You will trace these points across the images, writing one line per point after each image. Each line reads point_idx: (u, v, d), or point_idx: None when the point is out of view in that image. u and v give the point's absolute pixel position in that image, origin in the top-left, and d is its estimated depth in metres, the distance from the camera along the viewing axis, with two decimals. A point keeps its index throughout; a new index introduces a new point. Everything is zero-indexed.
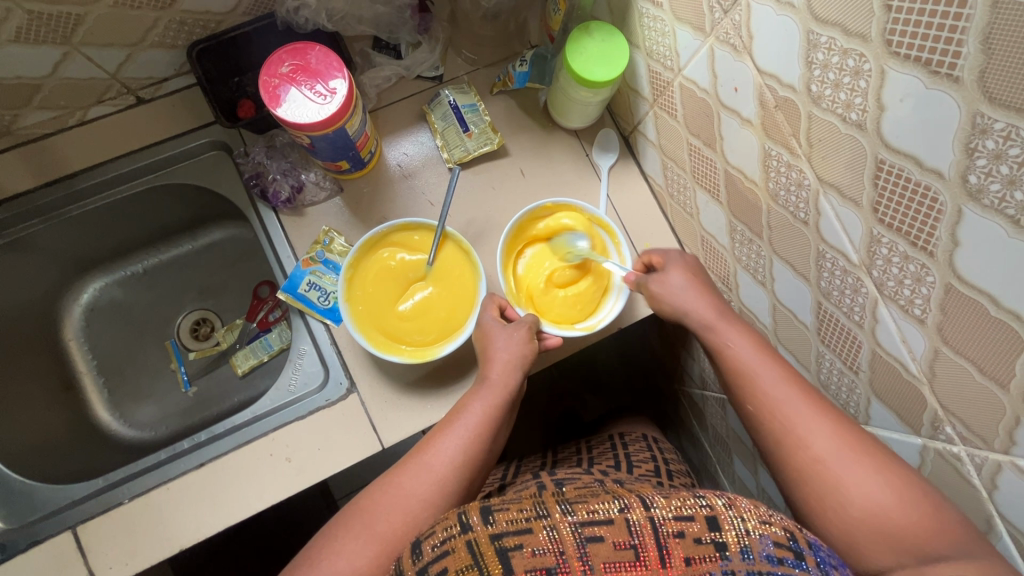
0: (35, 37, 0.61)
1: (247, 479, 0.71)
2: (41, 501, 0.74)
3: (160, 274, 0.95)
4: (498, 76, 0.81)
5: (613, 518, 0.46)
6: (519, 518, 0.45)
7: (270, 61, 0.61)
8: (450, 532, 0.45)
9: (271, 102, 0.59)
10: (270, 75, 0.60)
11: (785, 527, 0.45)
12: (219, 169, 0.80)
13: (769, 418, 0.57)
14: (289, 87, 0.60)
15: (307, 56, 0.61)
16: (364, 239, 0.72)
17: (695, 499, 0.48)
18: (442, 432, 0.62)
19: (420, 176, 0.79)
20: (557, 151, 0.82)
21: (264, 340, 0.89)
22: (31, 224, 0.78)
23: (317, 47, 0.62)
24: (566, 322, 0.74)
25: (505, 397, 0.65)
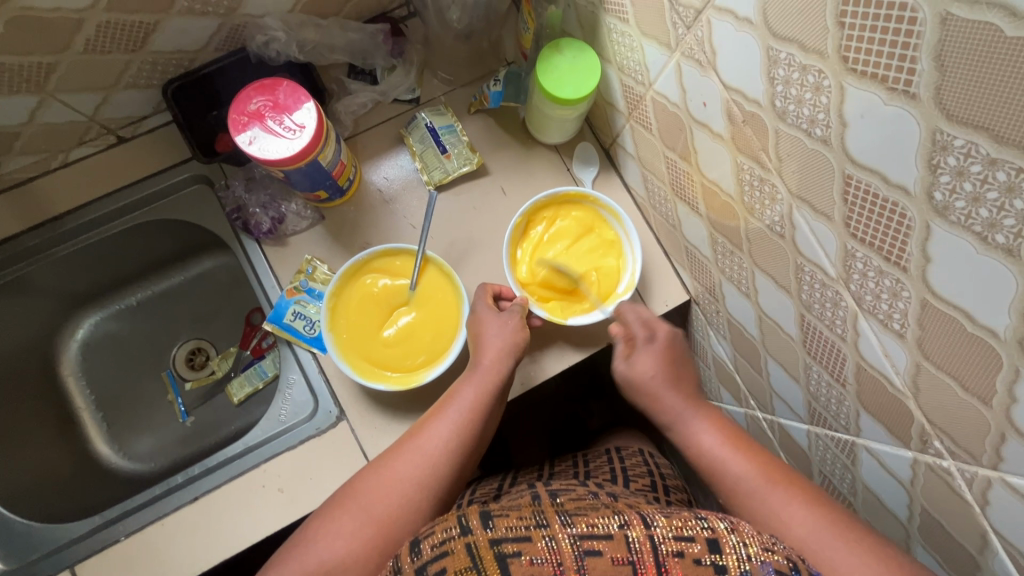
0: (10, 87, 0.62)
1: (242, 511, 0.71)
2: (42, 540, 0.74)
3: (154, 307, 0.96)
4: (474, 95, 0.81)
5: (613, 533, 0.46)
6: (519, 526, 0.47)
7: (239, 98, 0.61)
8: (449, 534, 0.46)
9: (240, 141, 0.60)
10: (238, 113, 0.60)
11: (788, 557, 0.46)
12: (202, 203, 0.80)
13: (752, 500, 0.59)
14: (257, 125, 0.60)
15: (275, 92, 0.61)
16: (345, 268, 0.72)
17: (697, 520, 0.48)
18: (436, 416, 0.64)
19: (402, 200, 0.79)
20: (538, 167, 0.82)
21: (258, 367, 0.90)
22: (22, 266, 0.79)
23: (286, 82, 0.62)
24: (609, 294, 0.75)
25: (498, 378, 0.66)
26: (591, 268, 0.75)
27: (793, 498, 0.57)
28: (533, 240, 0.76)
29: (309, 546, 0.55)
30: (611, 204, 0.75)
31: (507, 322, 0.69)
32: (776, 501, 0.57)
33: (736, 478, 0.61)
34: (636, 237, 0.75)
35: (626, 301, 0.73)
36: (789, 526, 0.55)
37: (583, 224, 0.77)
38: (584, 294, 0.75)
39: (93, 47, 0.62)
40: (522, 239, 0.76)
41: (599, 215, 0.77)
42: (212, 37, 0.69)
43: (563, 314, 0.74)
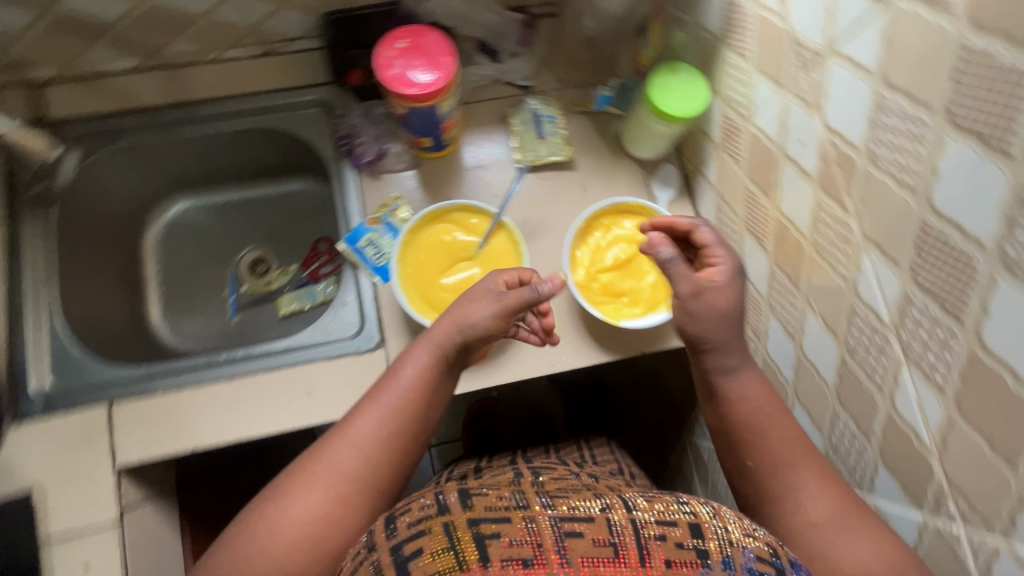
0: None
1: (270, 402, 0.76)
2: (91, 373, 0.78)
3: (239, 210, 1.05)
4: (581, 97, 0.88)
5: (594, 516, 0.48)
6: (498, 507, 0.48)
7: (389, 36, 0.67)
8: (426, 513, 0.48)
9: (382, 71, 0.66)
10: (386, 48, 0.67)
11: (768, 544, 0.49)
12: (315, 124, 0.87)
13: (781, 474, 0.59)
14: (400, 61, 0.66)
15: (422, 37, 0.67)
16: (427, 211, 0.77)
17: (679, 506, 0.51)
18: (368, 405, 0.63)
19: (491, 170, 0.85)
20: (620, 176, 0.87)
21: (310, 289, 0.97)
22: (148, 135, 0.86)
23: (433, 31, 0.68)
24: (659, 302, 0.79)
25: (439, 355, 0.65)
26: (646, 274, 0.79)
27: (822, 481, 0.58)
28: (590, 245, 0.80)
29: (253, 533, 0.54)
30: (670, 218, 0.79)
31: (487, 299, 0.65)
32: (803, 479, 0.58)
33: (776, 447, 0.60)
34: None
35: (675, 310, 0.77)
36: (809, 505, 0.56)
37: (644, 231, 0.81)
38: (636, 298, 0.78)
39: None
40: (580, 241, 0.81)
41: None
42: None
43: (618, 316, 0.77)
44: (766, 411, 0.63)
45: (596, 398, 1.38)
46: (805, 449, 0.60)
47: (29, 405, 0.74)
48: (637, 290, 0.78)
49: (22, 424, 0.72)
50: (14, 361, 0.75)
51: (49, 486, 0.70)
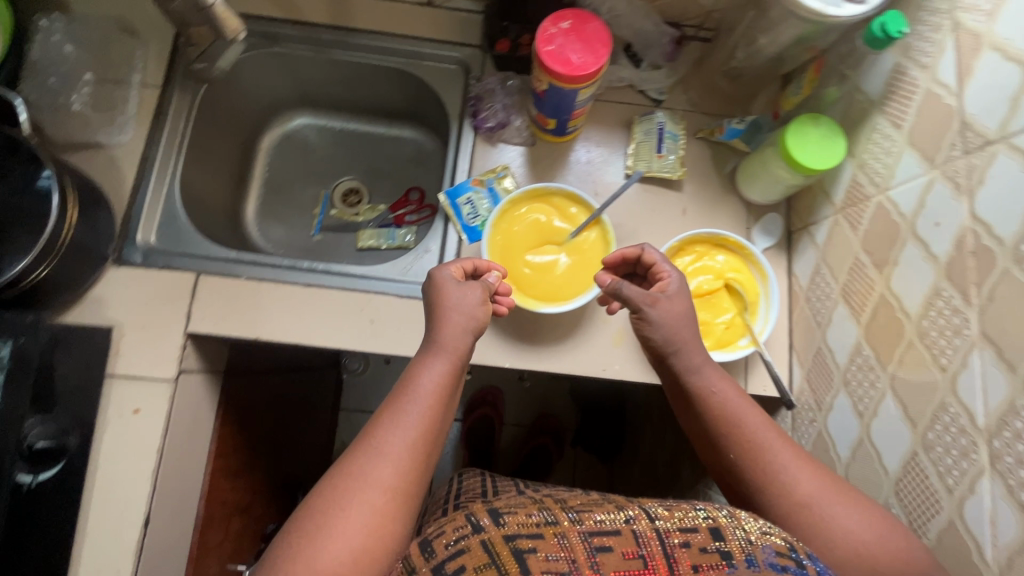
0: None
1: (334, 317, 0.80)
2: (187, 243, 0.84)
3: (349, 140, 1.10)
4: (708, 125, 0.88)
5: (620, 527, 0.47)
6: (529, 522, 0.47)
7: (557, 14, 0.69)
8: (461, 532, 0.47)
9: (540, 43, 0.68)
10: (550, 24, 0.69)
11: (785, 539, 0.48)
12: (449, 80, 0.91)
13: (764, 456, 0.57)
14: (559, 39, 0.68)
15: (586, 24, 0.69)
16: (531, 187, 0.78)
17: (695, 511, 0.50)
18: (388, 418, 0.57)
19: (600, 168, 0.86)
20: (723, 210, 0.86)
21: (391, 231, 1.01)
22: (301, 48, 0.91)
23: (598, 22, 0.70)
24: (728, 342, 0.77)
25: (457, 358, 0.62)
26: (723, 311, 0.78)
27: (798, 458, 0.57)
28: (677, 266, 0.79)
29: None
30: (764, 263, 0.78)
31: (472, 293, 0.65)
32: (781, 459, 0.57)
33: (754, 431, 0.59)
34: (774, 297, 0.78)
35: (743, 354, 0.75)
36: (797, 483, 0.55)
37: (733, 268, 0.79)
38: (706, 331, 0.77)
39: None
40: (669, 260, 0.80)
41: (747, 267, 0.80)
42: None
43: None
44: (754, 418, 0.60)
45: (615, 420, 1.37)
46: (775, 430, 0.60)
47: (130, 253, 0.80)
48: (710, 324, 0.77)
49: (120, 267, 0.78)
50: (131, 212, 0.81)
51: (128, 330, 0.76)
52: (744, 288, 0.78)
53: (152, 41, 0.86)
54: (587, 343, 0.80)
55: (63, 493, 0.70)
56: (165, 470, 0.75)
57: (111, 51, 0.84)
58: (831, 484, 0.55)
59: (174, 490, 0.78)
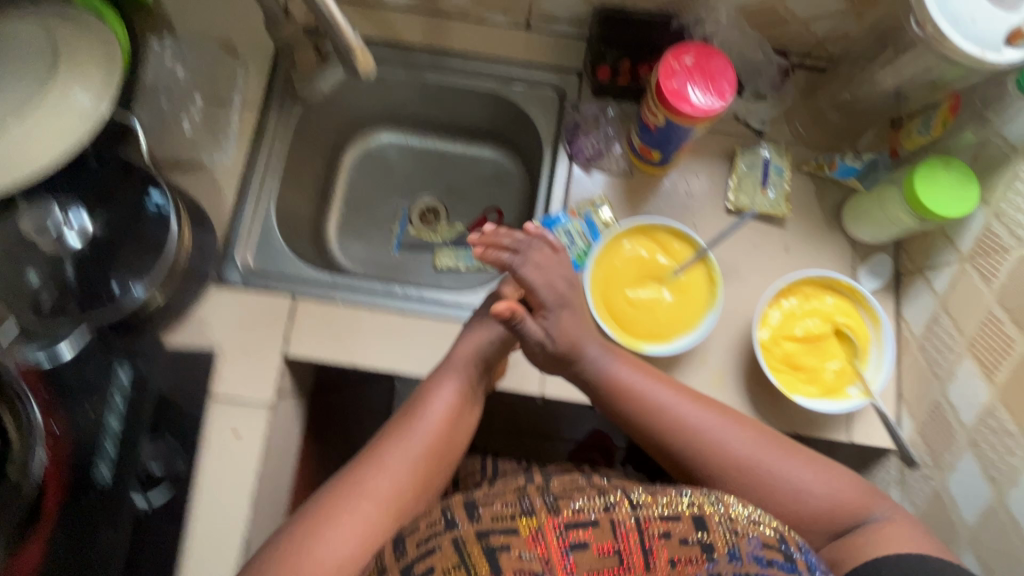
0: None
1: (429, 346, 0.79)
2: (283, 266, 0.84)
3: (429, 158, 1.09)
4: (815, 158, 0.83)
5: (598, 520, 0.49)
6: (504, 518, 0.49)
7: (681, 48, 0.67)
8: (436, 532, 0.50)
9: (663, 80, 0.66)
10: (673, 59, 0.66)
11: (774, 530, 0.50)
12: (543, 104, 0.89)
13: (725, 456, 0.63)
14: (682, 76, 0.66)
15: (712, 61, 0.66)
16: (635, 222, 0.77)
17: (681, 500, 0.52)
18: (394, 438, 0.65)
19: (700, 201, 0.84)
20: (827, 248, 0.83)
21: (468, 253, 1.02)
22: (396, 69, 0.90)
23: (724, 58, 0.67)
24: (837, 390, 0.75)
25: (468, 382, 0.70)
26: (833, 357, 0.75)
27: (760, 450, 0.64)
28: (784, 309, 0.76)
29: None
30: (878, 309, 0.74)
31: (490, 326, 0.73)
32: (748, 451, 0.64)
33: (693, 427, 0.65)
34: (889, 345, 0.74)
35: (854, 404, 0.73)
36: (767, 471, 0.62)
37: (843, 311, 0.76)
38: (814, 378, 0.75)
39: None
40: (777, 301, 0.77)
41: (858, 311, 0.77)
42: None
43: (790, 389, 0.74)
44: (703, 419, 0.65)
45: None
46: (732, 422, 0.66)
47: (230, 274, 0.80)
48: (819, 371, 0.75)
49: (222, 289, 0.79)
50: (231, 235, 0.82)
51: (229, 353, 0.77)
52: (855, 333, 0.75)
53: (252, 62, 0.86)
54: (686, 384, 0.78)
55: (170, 516, 0.71)
56: (262, 494, 0.75)
57: (215, 72, 0.84)
58: (801, 465, 0.63)
59: (268, 512, 0.78)
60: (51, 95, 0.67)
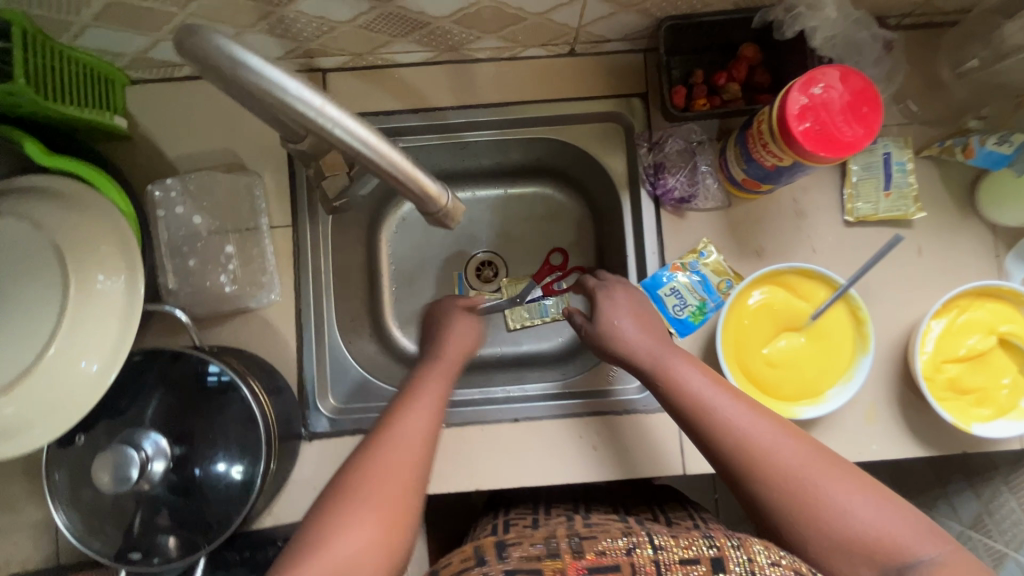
0: None
1: (552, 448, 0.72)
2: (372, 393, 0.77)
3: (473, 208, 0.94)
4: (940, 140, 0.71)
5: (621, 561, 0.45)
6: (533, 556, 0.46)
7: (809, 75, 0.54)
8: (465, 564, 0.46)
9: (793, 122, 0.54)
10: (802, 92, 0.54)
11: (795, 569, 0.44)
12: (608, 140, 0.77)
13: (806, 482, 0.49)
14: (816, 113, 0.54)
15: (848, 86, 0.54)
16: (762, 271, 0.67)
17: (703, 539, 0.47)
18: (398, 415, 0.55)
19: (813, 219, 0.73)
20: (965, 239, 0.72)
21: (541, 304, 0.92)
22: (429, 139, 0.78)
23: (862, 78, 0.54)
24: (1010, 408, 0.67)
25: (449, 367, 0.64)
26: (1002, 371, 0.67)
27: (853, 485, 0.49)
28: (940, 329, 0.68)
29: None
30: None
31: (470, 323, 0.71)
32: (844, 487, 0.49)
33: (770, 444, 0.51)
34: None
35: None
36: (854, 510, 0.48)
37: (1004, 317, 0.68)
38: (984, 399, 0.67)
39: None
40: (932, 322, 0.68)
41: (1021, 313, 0.68)
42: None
43: (961, 417, 0.67)
44: (788, 449, 0.51)
45: None
46: (820, 453, 0.51)
47: (316, 422, 0.72)
48: (989, 390, 0.67)
49: (314, 442, 0.71)
50: (304, 379, 0.73)
51: None
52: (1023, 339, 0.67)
53: (266, 172, 0.73)
54: (838, 430, 0.71)
55: None
56: None
57: (228, 197, 0.72)
58: (894, 511, 0.48)
59: None
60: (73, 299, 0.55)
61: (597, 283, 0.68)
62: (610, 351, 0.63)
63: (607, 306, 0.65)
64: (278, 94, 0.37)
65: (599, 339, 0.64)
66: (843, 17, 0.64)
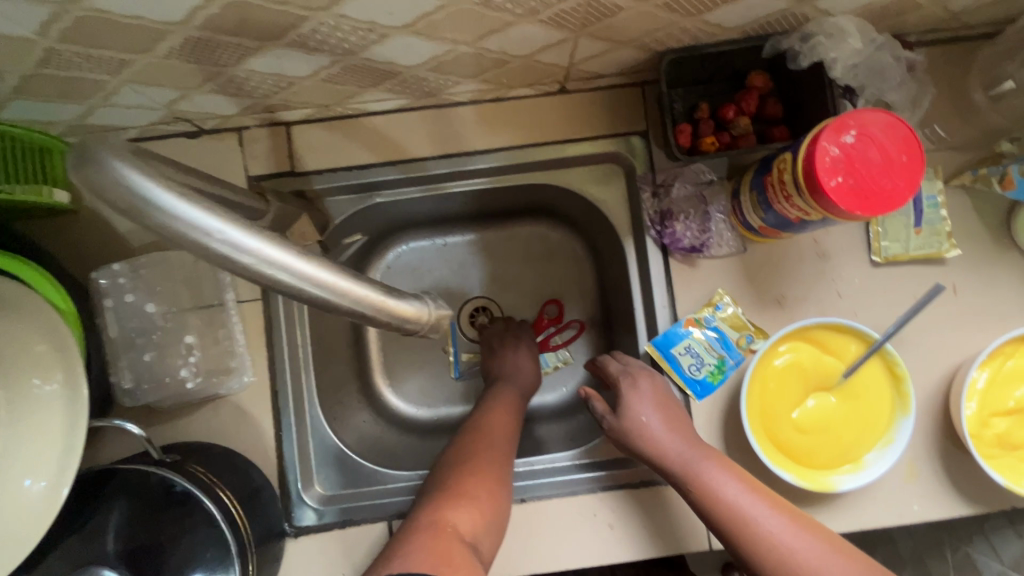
0: (561, 22, 0.50)
1: (563, 531, 0.65)
2: (364, 475, 0.70)
3: (463, 254, 0.86)
4: (971, 167, 0.65)
5: None
6: None
7: (835, 123, 0.47)
8: None
9: (822, 178, 0.47)
10: (830, 142, 0.47)
11: None
12: (607, 184, 0.70)
13: None
14: (848, 164, 0.47)
15: (881, 133, 0.47)
16: (788, 327, 0.60)
17: None
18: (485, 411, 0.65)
19: (837, 260, 0.66)
20: (1004, 274, 0.66)
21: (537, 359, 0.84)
22: (412, 191, 0.72)
23: (895, 121, 0.48)
24: None
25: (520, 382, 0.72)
26: None
27: None
28: (987, 379, 0.62)
29: None
30: None
31: (526, 354, 0.76)
32: None
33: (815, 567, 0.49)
34: None
35: None
36: None
37: None
38: None
39: (670, 5, 0.49)
40: (977, 372, 0.62)
41: None
42: (761, 17, 0.55)
43: (1013, 477, 0.61)
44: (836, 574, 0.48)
45: None
46: (870, 575, 0.48)
47: (302, 516, 0.65)
48: None
49: (301, 539, 0.64)
50: (285, 468, 0.66)
51: None
52: None
53: None
54: (880, 495, 0.64)
55: None
56: None
57: (188, 272, 0.64)
58: None
59: None
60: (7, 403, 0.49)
61: (619, 370, 0.65)
62: (635, 449, 0.60)
63: (631, 399, 0.61)
64: (193, 236, 0.31)
65: (625, 436, 0.61)
66: (865, 42, 0.57)
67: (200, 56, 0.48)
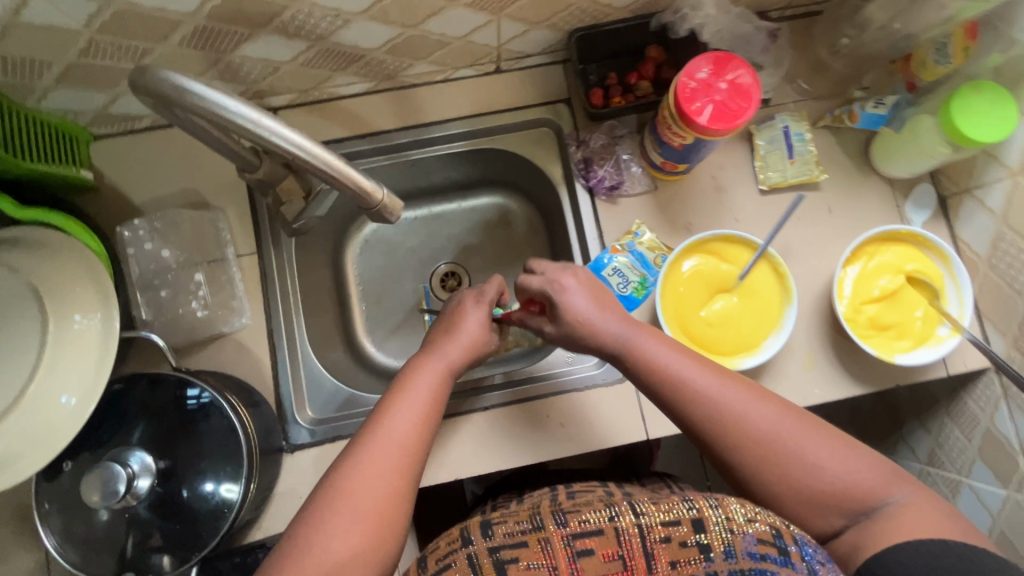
0: (482, 4, 0.66)
1: (521, 430, 0.77)
2: (350, 403, 0.80)
3: (431, 224, 1.00)
4: (830, 111, 0.81)
5: (604, 527, 0.45)
6: (514, 531, 0.45)
7: (691, 64, 0.63)
8: (452, 547, 0.45)
9: (685, 102, 0.62)
10: (688, 77, 0.63)
11: (770, 524, 0.46)
12: (542, 144, 0.84)
13: (776, 441, 0.55)
14: (704, 93, 0.62)
15: (729, 68, 0.63)
16: (689, 241, 0.74)
17: (682, 503, 0.47)
18: (396, 399, 0.59)
19: (732, 191, 0.80)
20: (868, 194, 0.81)
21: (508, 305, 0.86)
22: (378, 159, 0.84)
23: (737, 59, 0.63)
24: (928, 337, 0.74)
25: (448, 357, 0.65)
26: (916, 304, 0.74)
27: (818, 439, 0.55)
28: (857, 275, 0.75)
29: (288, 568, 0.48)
30: (945, 248, 0.74)
31: (480, 311, 0.71)
32: (810, 441, 0.55)
33: (740, 412, 0.57)
34: (963, 275, 0.74)
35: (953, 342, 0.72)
36: (818, 461, 0.54)
37: (910, 258, 0.76)
38: (905, 331, 0.74)
39: None
40: (847, 269, 0.76)
41: (923, 253, 0.76)
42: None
43: (886, 351, 0.74)
44: (758, 417, 0.57)
45: None
46: (789, 416, 0.57)
47: (297, 434, 0.75)
48: (908, 323, 0.74)
49: (297, 453, 0.74)
50: (281, 395, 0.76)
51: None
52: (927, 275, 0.75)
53: (228, 206, 0.79)
54: (784, 379, 0.76)
55: None
56: None
57: (194, 233, 0.77)
58: (853, 456, 0.55)
59: None
60: (51, 341, 0.57)
61: (541, 281, 0.69)
62: (581, 342, 0.68)
63: (567, 299, 0.68)
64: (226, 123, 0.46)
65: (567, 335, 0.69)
66: (724, 15, 0.74)
67: (206, 43, 0.63)
